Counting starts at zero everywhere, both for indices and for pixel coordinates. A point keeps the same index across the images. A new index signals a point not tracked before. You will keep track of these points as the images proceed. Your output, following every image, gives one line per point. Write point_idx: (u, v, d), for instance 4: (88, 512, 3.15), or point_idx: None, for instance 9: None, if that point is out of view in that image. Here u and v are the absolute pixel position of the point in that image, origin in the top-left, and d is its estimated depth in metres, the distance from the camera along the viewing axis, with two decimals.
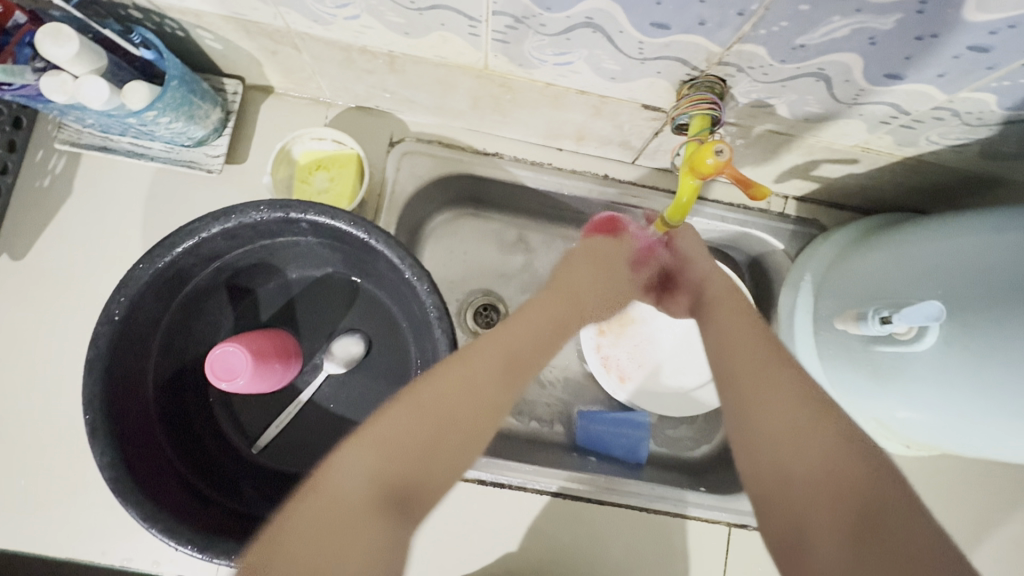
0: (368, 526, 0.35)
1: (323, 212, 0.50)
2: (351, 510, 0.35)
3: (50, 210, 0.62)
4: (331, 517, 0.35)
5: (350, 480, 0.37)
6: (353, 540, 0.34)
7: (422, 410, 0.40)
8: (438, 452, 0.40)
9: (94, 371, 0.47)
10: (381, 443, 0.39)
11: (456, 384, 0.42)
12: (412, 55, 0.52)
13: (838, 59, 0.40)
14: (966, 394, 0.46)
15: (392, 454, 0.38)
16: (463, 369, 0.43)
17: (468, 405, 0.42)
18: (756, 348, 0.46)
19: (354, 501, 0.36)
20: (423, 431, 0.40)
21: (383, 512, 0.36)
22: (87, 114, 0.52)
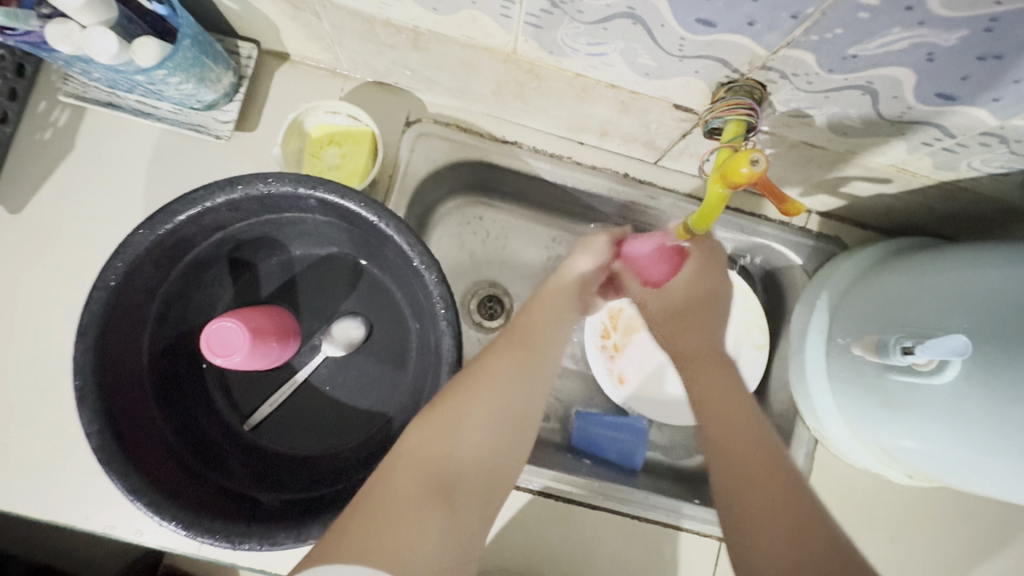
0: (425, 521, 0.37)
1: (333, 189, 0.48)
2: (402, 505, 0.37)
3: (50, 163, 0.60)
4: (386, 515, 0.36)
5: (409, 475, 0.38)
6: (415, 536, 0.36)
7: (471, 406, 0.42)
8: (481, 449, 0.41)
9: (86, 336, 0.45)
10: (428, 455, 0.39)
11: (509, 373, 0.45)
12: (437, 33, 0.49)
13: (889, 73, 0.38)
14: (981, 434, 0.44)
15: (438, 465, 0.39)
16: (503, 357, 0.46)
17: (515, 400, 0.44)
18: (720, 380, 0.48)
19: (408, 494, 0.37)
20: (472, 428, 0.41)
21: (434, 507, 0.37)
22: (94, 67, 0.49)
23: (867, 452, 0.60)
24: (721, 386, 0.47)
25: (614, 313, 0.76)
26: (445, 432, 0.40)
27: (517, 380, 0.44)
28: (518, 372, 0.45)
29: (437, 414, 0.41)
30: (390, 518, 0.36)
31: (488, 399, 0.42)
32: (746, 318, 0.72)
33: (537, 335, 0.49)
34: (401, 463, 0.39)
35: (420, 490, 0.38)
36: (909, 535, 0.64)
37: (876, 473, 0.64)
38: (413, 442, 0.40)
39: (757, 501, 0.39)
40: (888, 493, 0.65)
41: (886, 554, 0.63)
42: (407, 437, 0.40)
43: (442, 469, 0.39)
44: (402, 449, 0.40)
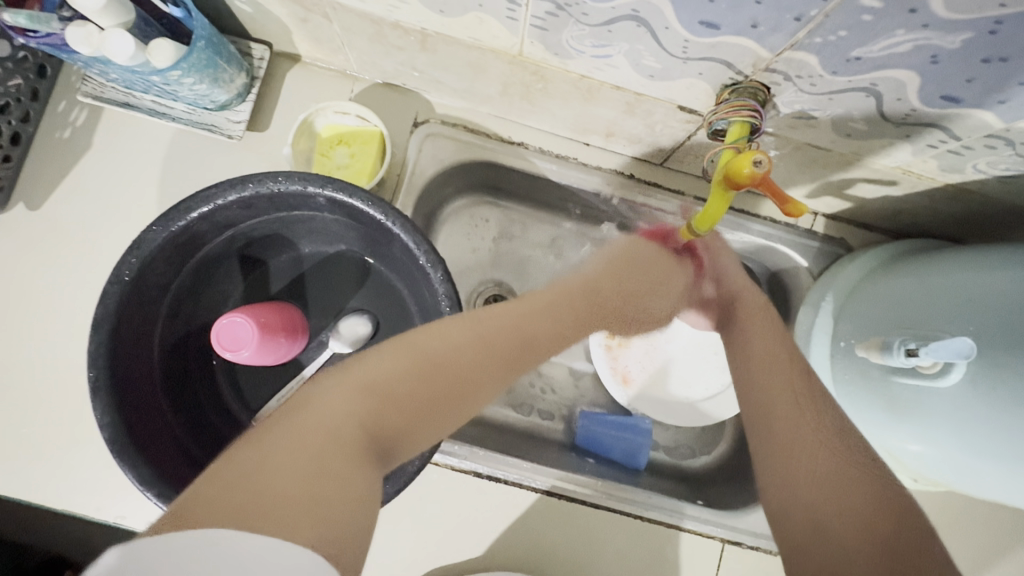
0: (347, 476, 0.30)
1: (342, 188, 0.49)
2: (325, 452, 0.30)
3: (69, 162, 0.62)
4: (304, 458, 0.30)
5: (336, 415, 0.32)
6: (335, 491, 0.29)
7: (427, 358, 0.38)
8: (428, 406, 0.37)
9: (100, 330, 0.46)
10: (368, 394, 0.34)
11: (477, 345, 0.40)
12: (445, 35, 0.50)
13: (892, 75, 0.38)
14: (987, 437, 0.44)
15: (378, 408, 0.34)
16: (468, 321, 0.41)
17: (477, 365, 0.40)
18: (771, 340, 0.51)
19: (335, 436, 0.31)
20: (419, 384, 0.37)
21: (363, 464, 0.32)
22: (111, 68, 0.51)
23: None
24: (773, 377, 0.47)
25: None
26: (398, 382, 0.36)
27: (481, 347, 0.41)
28: (484, 336, 0.41)
29: (397, 359, 0.37)
30: (307, 456, 0.30)
31: (446, 358, 0.38)
32: None
33: (519, 318, 0.45)
34: (330, 404, 0.33)
35: (354, 441, 0.32)
36: None
37: None
38: (354, 377, 0.35)
39: (819, 482, 0.38)
40: None
41: None
42: (344, 379, 0.35)
43: (381, 421, 0.34)
44: (335, 389, 0.34)
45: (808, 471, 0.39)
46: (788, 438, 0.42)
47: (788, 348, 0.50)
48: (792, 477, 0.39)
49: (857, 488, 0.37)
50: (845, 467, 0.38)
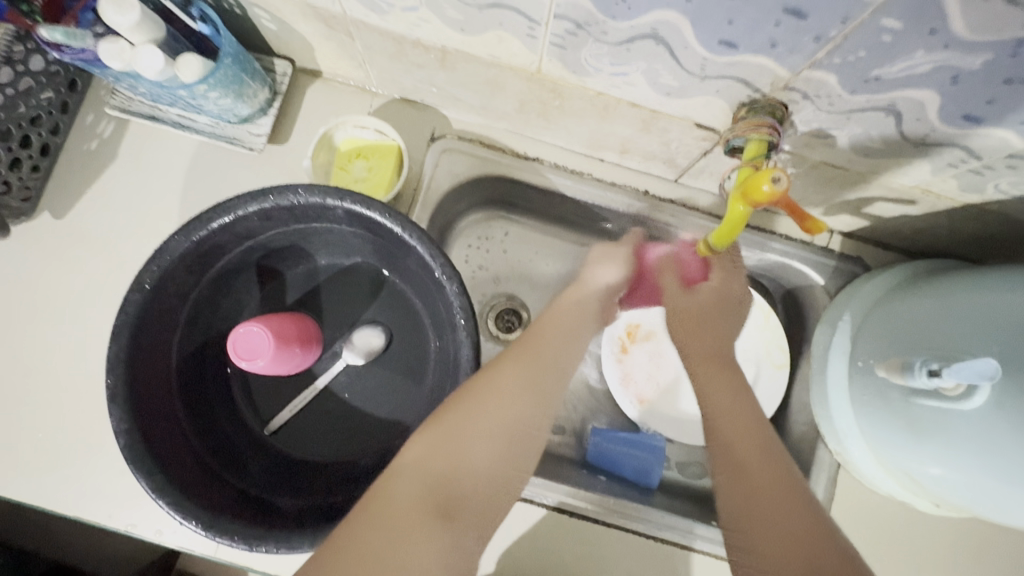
0: (426, 537, 0.37)
1: (360, 201, 0.50)
2: (405, 519, 0.37)
3: (95, 172, 0.63)
4: (387, 524, 0.37)
5: (408, 485, 0.39)
6: (413, 551, 0.36)
7: (485, 406, 0.43)
8: (490, 429, 0.43)
9: (121, 337, 0.47)
10: (433, 468, 0.40)
11: (517, 377, 0.46)
12: (464, 52, 0.51)
13: (912, 95, 0.38)
14: (1012, 463, 0.43)
15: (444, 479, 0.40)
16: (506, 376, 0.46)
17: (526, 408, 0.46)
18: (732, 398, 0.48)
19: (407, 507, 0.38)
20: (472, 445, 0.42)
21: (434, 525, 0.38)
22: (140, 82, 0.52)
23: (892, 478, 0.59)
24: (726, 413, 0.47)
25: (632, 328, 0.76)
26: (447, 450, 0.41)
27: (507, 417, 0.44)
28: (515, 406, 0.45)
29: (435, 445, 0.41)
30: (390, 532, 0.37)
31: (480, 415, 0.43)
32: (766, 338, 0.72)
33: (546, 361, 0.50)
34: (406, 475, 0.40)
35: (433, 498, 0.39)
36: (934, 568, 0.62)
37: (902, 501, 0.61)
38: (423, 446, 0.41)
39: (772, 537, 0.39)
40: (917, 524, 0.63)
41: None
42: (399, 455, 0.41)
43: (448, 480, 0.40)
44: (401, 465, 0.41)
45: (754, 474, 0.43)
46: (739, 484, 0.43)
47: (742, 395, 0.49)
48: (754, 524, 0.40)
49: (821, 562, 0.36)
50: (801, 529, 0.38)
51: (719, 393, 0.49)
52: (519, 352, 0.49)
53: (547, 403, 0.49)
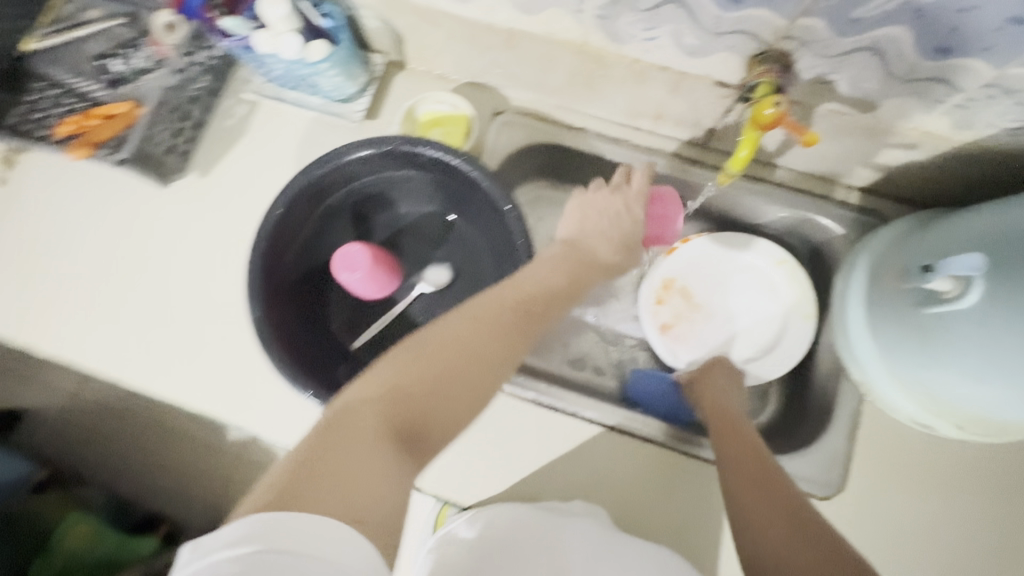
0: (376, 462, 0.40)
1: (440, 148, 0.64)
2: (361, 440, 0.40)
3: (232, 142, 0.80)
4: (342, 448, 0.39)
5: (368, 417, 0.42)
6: (363, 470, 0.39)
7: (443, 350, 0.47)
8: (448, 372, 0.46)
9: (258, 247, 0.62)
10: (389, 401, 0.43)
11: (476, 332, 0.50)
12: (526, 32, 0.64)
13: (890, 32, 0.47)
14: (1010, 346, 0.49)
15: (399, 411, 0.43)
16: (465, 330, 0.50)
17: (483, 359, 0.49)
18: (742, 449, 0.59)
19: (363, 434, 0.41)
20: (428, 390, 0.45)
21: (385, 452, 0.41)
22: (279, 63, 0.68)
23: (910, 400, 0.63)
24: (732, 442, 0.61)
25: (669, 282, 0.83)
26: (402, 385, 0.45)
27: (461, 367, 0.47)
28: (473, 359, 0.48)
29: (394, 382, 0.45)
30: (345, 453, 0.39)
31: (437, 360, 0.47)
32: (794, 290, 0.78)
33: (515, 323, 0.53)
34: (360, 411, 0.42)
35: (391, 427, 0.42)
36: (960, 494, 0.65)
37: (925, 428, 0.65)
38: (384, 386, 0.44)
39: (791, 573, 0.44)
40: (940, 454, 0.67)
41: (932, 513, 0.65)
42: (356, 393, 0.44)
43: (404, 415, 0.43)
44: (360, 400, 0.43)
45: (763, 528, 0.49)
46: (759, 535, 0.49)
47: (757, 454, 0.58)
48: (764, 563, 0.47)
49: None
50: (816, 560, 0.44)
51: (734, 445, 0.60)
52: (487, 315, 0.51)
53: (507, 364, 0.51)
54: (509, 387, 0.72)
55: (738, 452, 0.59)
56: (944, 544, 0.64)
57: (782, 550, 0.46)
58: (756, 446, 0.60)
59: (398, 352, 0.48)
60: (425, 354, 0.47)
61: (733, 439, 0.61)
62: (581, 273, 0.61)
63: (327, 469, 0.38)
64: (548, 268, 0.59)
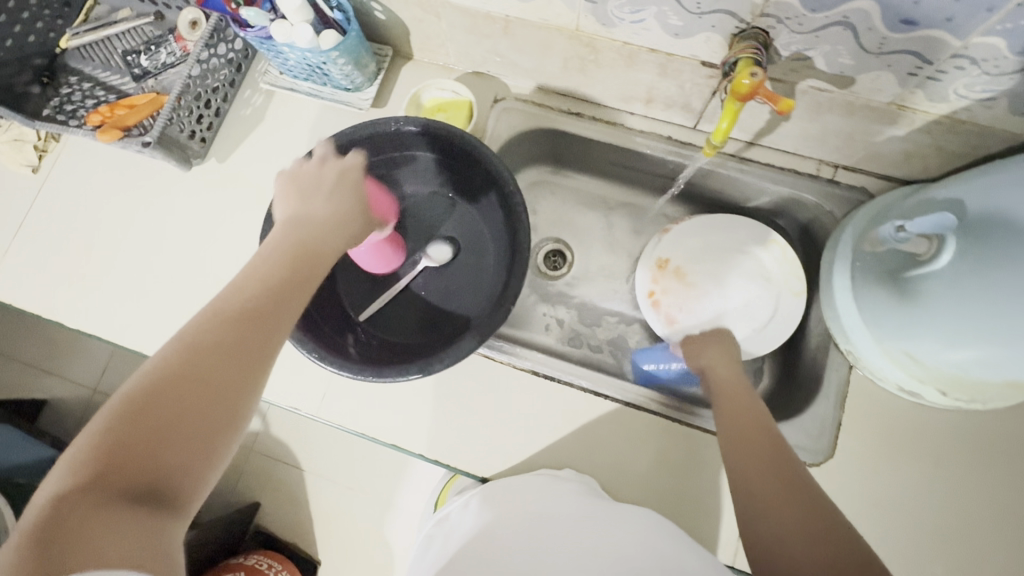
0: (124, 523, 0.34)
1: (442, 127, 0.68)
2: (77, 520, 0.33)
3: (248, 130, 0.85)
4: (84, 520, 0.33)
5: (79, 461, 0.36)
6: (113, 540, 0.33)
7: (158, 366, 0.40)
8: (170, 391, 0.39)
9: (271, 221, 0.66)
10: (120, 440, 0.37)
11: (184, 336, 0.42)
12: (522, 19, 0.69)
13: (858, 6, 0.51)
14: (980, 298, 0.53)
15: (137, 451, 0.37)
16: (197, 332, 0.42)
17: (204, 362, 0.41)
18: (744, 413, 0.58)
19: (89, 492, 0.34)
20: (159, 409, 0.38)
21: (135, 509, 0.35)
22: (293, 52, 0.73)
23: (895, 365, 0.64)
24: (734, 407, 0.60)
25: (664, 262, 0.85)
26: (121, 447, 0.36)
27: (201, 403, 0.40)
28: (187, 390, 0.39)
29: (113, 443, 0.36)
30: (83, 526, 0.33)
31: (155, 366, 0.40)
32: (784, 268, 0.80)
33: (246, 304, 0.45)
34: (62, 487, 0.35)
35: (122, 496, 0.35)
36: (945, 460, 0.67)
37: (912, 395, 0.67)
38: (104, 418, 0.37)
39: (781, 531, 0.44)
40: (927, 420, 0.69)
41: (916, 478, 0.67)
42: (58, 482, 0.35)
43: (144, 454, 0.37)
44: (64, 487, 0.35)
45: (754, 485, 0.49)
46: (750, 493, 0.49)
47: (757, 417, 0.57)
48: (755, 520, 0.47)
49: (829, 544, 0.42)
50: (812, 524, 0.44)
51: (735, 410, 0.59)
52: (202, 315, 0.43)
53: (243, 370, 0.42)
54: (508, 358, 0.75)
55: (738, 418, 0.58)
56: (930, 509, 0.66)
57: (772, 508, 0.46)
58: (751, 407, 0.59)
59: (109, 408, 0.38)
60: (147, 403, 0.38)
61: (730, 404, 0.61)
62: (315, 228, 0.52)
63: (28, 571, 0.31)
64: (291, 225, 0.53)
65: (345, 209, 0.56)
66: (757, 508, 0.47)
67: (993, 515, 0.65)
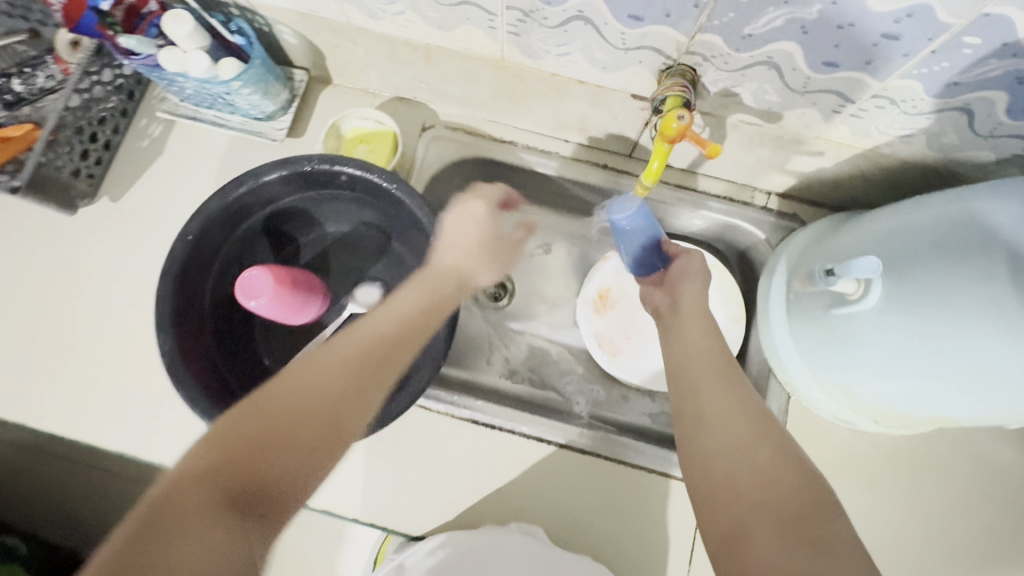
0: (209, 530, 0.37)
1: (361, 166, 0.63)
2: (192, 513, 0.37)
3: (146, 165, 0.76)
4: (172, 523, 0.36)
5: (198, 467, 0.40)
6: (194, 543, 0.36)
7: (283, 392, 0.45)
8: (299, 408, 0.45)
9: (168, 276, 0.58)
10: (237, 448, 0.41)
11: (314, 368, 0.47)
12: (444, 47, 0.64)
13: (780, 47, 0.49)
14: (906, 342, 0.52)
15: (245, 461, 0.41)
16: (317, 362, 0.48)
17: (327, 387, 0.46)
18: (709, 349, 0.56)
19: (198, 498, 0.38)
20: (284, 428, 0.43)
21: (226, 518, 0.38)
22: (189, 82, 0.65)
23: (831, 396, 0.66)
24: (697, 340, 0.58)
25: (605, 292, 0.84)
26: (240, 450, 0.41)
27: (319, 413, 0.45)
28: (311, 403, 0.45)
29: (236, 441, 0.41)
30: (177, 525, 0.36)
31: (285, 392, 0.45)
32: (724, 293, 0.79)
33: (363, 344, 0.51)
34: (186, 475, 0.39)
35: (212, 507, 0.38)
36: (878, 485, 0.68)
37: (846, 423, 0.68)
38: (224, 430, 0.42)
39: (742, 477, 0.45)
40: (862, 446, 0.70)
41: (853, 505, 0.68)
42: (179, 471, 0.39)
43: (253, 465, 0.41)
44: (164, 490, 0.38)
45: (719, 424, 0.49)
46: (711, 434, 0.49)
47: (718, 354, 0.56)
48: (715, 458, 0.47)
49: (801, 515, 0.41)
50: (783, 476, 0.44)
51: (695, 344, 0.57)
52: (335, 346, 0.50)
53: (365, 396, 0.48)
54: (443, 406, 0.71)
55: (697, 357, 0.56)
56: (868, 535, 0.67)
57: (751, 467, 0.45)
58: (716, 343, 0.57)
59: (222, 422, 0.43)
60: (267, 413, 0.43)
61: (692, 332, 0.59)
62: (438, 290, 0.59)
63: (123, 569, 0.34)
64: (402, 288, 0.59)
65: (472, 267, 0.64)
66: (717, 449, 0.47)
67: (924, 536, 0.66)
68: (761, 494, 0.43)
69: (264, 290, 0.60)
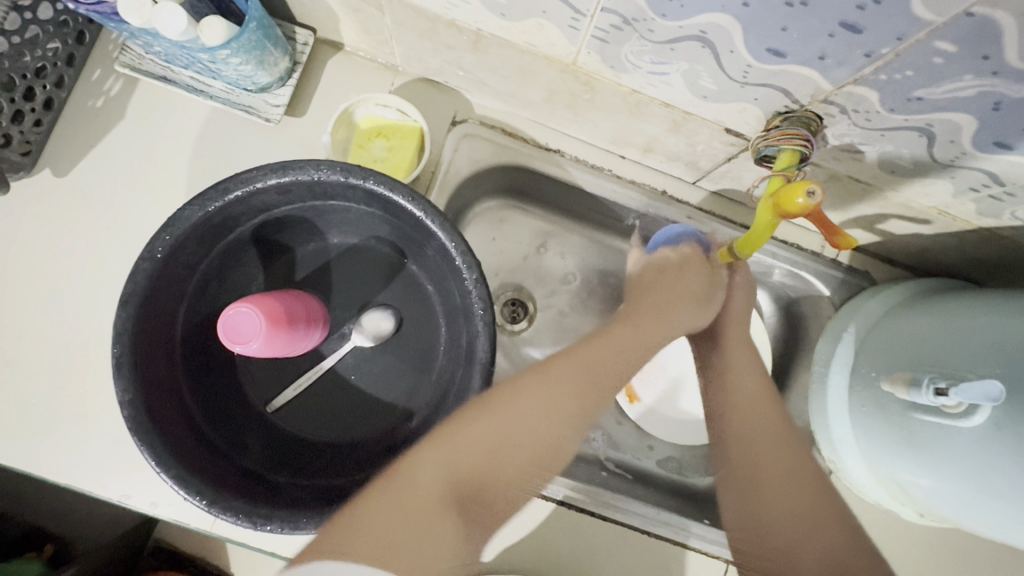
0: (436, 532, 0.33)
1: (382, 181, 0.49)
2: (418, 514, 0.33)
3: (100, 131, 0.61)
4: (395, 515, 0.33)
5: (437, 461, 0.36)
6: (423, 536, 0.32)
7: (518, 401, 0.40)
8: (529, 422, 0.39)
9: (128, 304, 0.46)
10: (466, 447, 0.37)
11: (555, 391, 0.41)
12: (499, 37, 0.50)
13: (950, 118, 0.39)
14: (1007, 482, 0.44)
15: (476, 459, 0.37)
16: (544, 379, 0.41)
17: (560, 410, 0.40)
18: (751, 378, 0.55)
19: (424, 494, 0.34)
20: (507, 440, 0.38)
21: (452, 518, 0.34)
22: (158, 41, 0.50)
23: (881, 487, 0.60)
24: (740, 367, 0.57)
25: None
26: (490, 446, 0.37)
27: (550, 423, 0.40)
28: (547, 425, 0.40)
29: (462, 448, 0.37)
30: (402, 517, 0.33)
31: (522, 407, 0.39)
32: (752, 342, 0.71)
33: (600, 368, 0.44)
34: (433, 461, 0.36)
35: (433, 506, 0.34)
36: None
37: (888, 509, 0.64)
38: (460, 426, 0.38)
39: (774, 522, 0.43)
40: (898, 532, 0.65)
41: None
42: (442, 461, 0.36)
43: (471, 473, 0.36)
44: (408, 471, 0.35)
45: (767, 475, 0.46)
46: (754, 460, 0.48)
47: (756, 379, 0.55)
48: (761, 504, 0.45)
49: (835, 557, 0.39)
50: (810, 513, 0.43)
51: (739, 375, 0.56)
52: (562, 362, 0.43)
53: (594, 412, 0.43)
54: None
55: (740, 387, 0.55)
56: None
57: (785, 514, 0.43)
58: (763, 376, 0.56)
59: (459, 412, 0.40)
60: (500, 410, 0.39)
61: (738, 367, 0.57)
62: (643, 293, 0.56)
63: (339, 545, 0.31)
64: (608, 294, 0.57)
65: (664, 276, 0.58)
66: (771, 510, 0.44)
67: None
68: (792, 521, 0.43)
69: (253, 329, 0.48)
